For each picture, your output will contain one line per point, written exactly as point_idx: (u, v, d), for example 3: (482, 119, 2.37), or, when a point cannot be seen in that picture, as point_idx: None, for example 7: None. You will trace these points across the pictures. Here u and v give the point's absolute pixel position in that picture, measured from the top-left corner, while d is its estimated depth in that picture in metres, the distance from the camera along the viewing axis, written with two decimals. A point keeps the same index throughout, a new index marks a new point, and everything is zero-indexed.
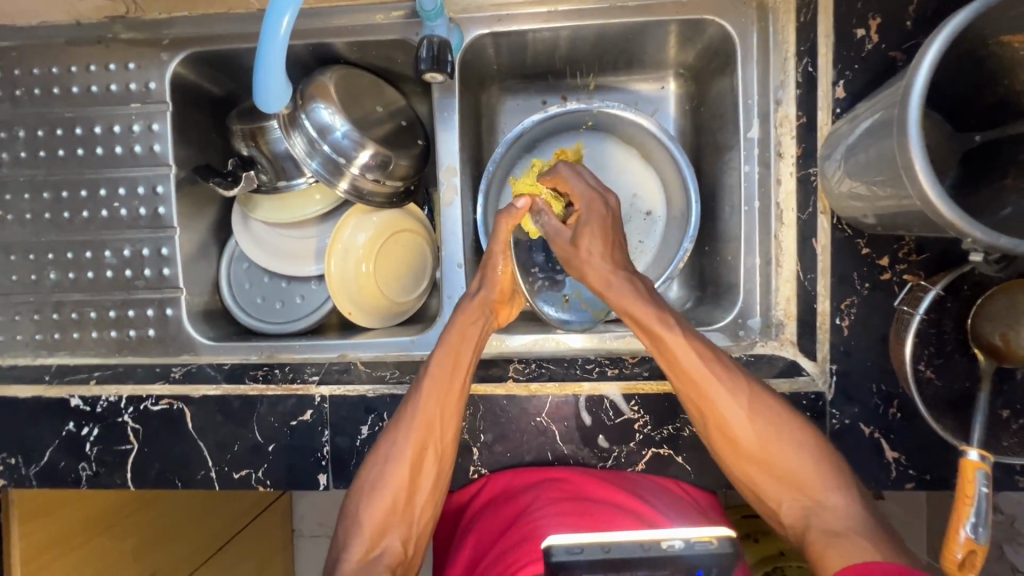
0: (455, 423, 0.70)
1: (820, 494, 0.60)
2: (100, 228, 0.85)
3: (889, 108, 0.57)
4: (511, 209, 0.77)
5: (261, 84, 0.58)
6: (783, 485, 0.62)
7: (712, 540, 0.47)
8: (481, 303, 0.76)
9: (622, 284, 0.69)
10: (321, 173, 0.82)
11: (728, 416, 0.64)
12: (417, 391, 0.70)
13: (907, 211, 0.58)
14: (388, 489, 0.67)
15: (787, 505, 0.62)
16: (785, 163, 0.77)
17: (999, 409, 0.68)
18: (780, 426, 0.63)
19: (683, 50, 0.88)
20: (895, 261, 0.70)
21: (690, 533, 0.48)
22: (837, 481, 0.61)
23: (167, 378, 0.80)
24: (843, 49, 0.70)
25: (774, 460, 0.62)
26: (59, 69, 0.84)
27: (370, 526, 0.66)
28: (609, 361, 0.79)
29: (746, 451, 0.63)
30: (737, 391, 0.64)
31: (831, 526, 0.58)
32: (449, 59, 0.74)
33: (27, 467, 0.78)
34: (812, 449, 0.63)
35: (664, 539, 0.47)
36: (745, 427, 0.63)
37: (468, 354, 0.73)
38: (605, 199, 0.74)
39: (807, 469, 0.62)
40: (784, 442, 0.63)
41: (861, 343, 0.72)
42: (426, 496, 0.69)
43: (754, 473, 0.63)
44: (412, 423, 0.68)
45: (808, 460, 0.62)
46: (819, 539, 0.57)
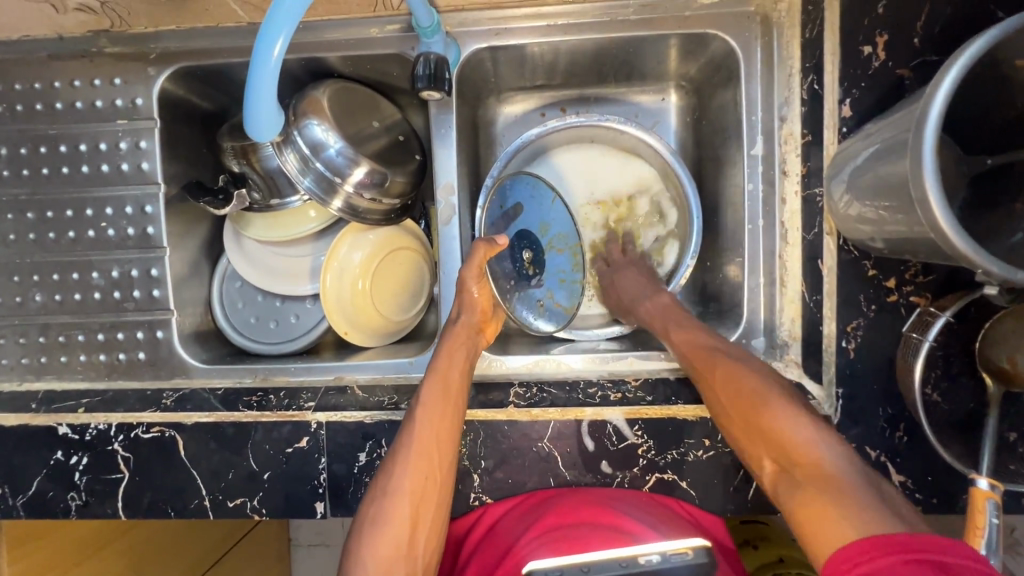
0: (452, 451, 0.68)
1: (801, 451, 0.55)
2: (87, 249, 0.83)
3: (900, 133, 0.56)
4: (490, 241, 0.75)
5: (252, 109, 0.55)
6: (768, 446, 0.58)
7: (688, 551, 0.59)
8: (466, 327, 0.76)
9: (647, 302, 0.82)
10: (315, 191, 0.79)
11: (726, 378, 0.65)
12: (410, 425, 0.68)
13: (918, 238, 0.57)
14: (391, 527, 0.64)
15: (773, 466, 0.58)
16: (789, 181, 0.76)
17: (1006, 431, 0.67)
18: (768, 389, 0.62)
19: (684, 63, 0.86)
20: (902, 284, 0.69)
21: (667, 546, 0.60)
22: (825, 438, 0.56)
23: (158, 404, 0.77)
24: (849, 67, 0.67)
25: (758, 421, 0.60)
26: (42, 85, 0.81)
27: (374, 567, 0.62)
28: (611, 384, 0.77)
29: (735, 411, 0.63)
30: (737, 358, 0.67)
31: (808, 481, 0.53)
32: (447, 76, 0.72)
33: (14, 497, 0.76)
34: (799, 412, 0.58)
35: (643, 554, 0.59)
36: (731, 390, 0.64)
37: (457, 377, 0.72)
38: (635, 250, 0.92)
39: (789, 428, 0.57)
40: (771, 402, 0.60)
41: (868, 366, 0.71)
42: (429, 529, 0.66)
43: (745, 436, 0.61)
44: (408, 455, 0.66)
45: (793, 419, 0.58)
46: (799, 498, 0.53)
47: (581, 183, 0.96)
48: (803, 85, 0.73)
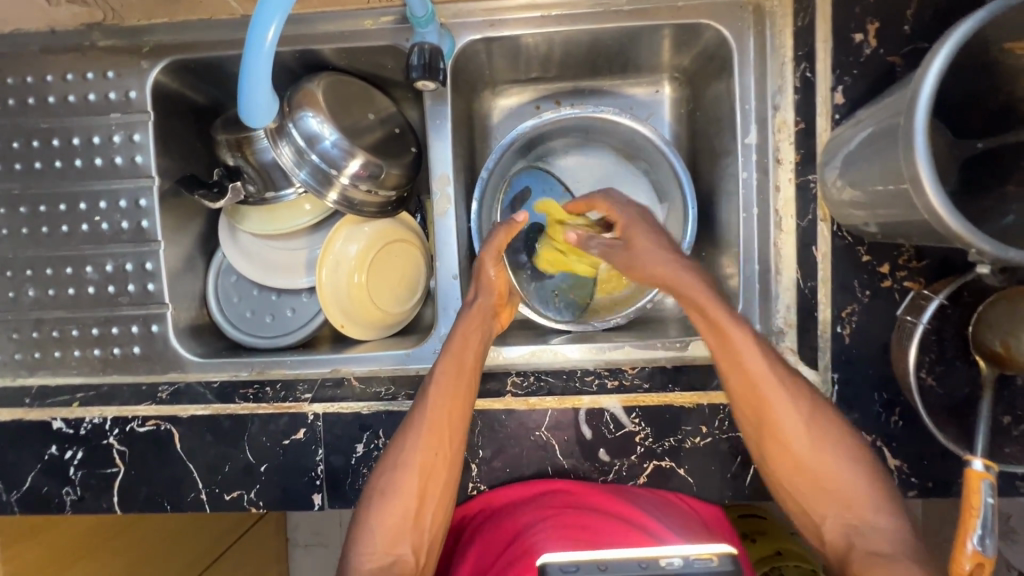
0: (463, 430, 0.69)
1: (869, 516, 0.59)
2: (81, 243, 0.82)
3: (892, 117, 0.56)
4: (509, 222, 0.78)
5: (246, 96, 0.55)
6: (831, 502, 0.61)
7: (712, 558, 0.46)
8: (480, 309, 0.75)
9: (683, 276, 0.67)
10: (311, 183, 0.80)
11: (789, 423, 0.63)
12: (422, 401, 0.68)
13: (910, 221, 0.58)
14: (398, 498, 0.65)
15: (832, 522, 0.61)
16: (783, 168, 0.76)
17: (999, 415, 0.68)
18: (838, 442, 0.63)
19: (678, 54, 0.86)
20: (895, 269, 0.70)
21: (687, 550, 0.47)
22: (888, 503, 0.60)
23: (154, 398, 0.77)
24: (841, 55, 0.69)
25: (825, 477, 0.62)
26: (34, 78, 0.81)
27: (383, 536, 0.64)
28: (608, 372, 0.75)
29: (799, 463, 0.63)
30: (798, 401, 0.63)
31: (877, 548, 0.57)
32: (441, 66, 0.72)
33: (8, 493, 0.75)
34: (868, 473, 0.61)
35: (662, 556, 0.46)
36: (799, 439, 0.62)
37: (471, 360, 0.71)
38: (648, 217, 0.75)
39: (858, 489, 0.61)
40: (838, 459, 0.62)
41: (863, 351, 0.71)
42: (437, 505, 0.67)
43: (803, 487, 0.62)
44: (419, 431, 0.67)
45: (862, 482, 0.61)
46: (862, 560, 0.56)
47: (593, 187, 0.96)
48: (795, 74, 0.73)
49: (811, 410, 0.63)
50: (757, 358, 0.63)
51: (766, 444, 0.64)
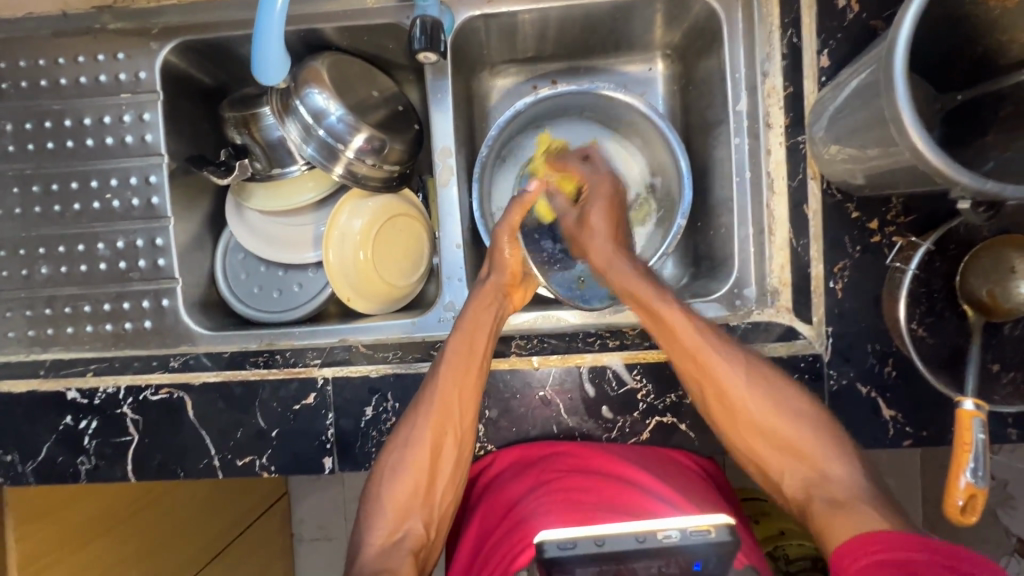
0: (473, 409, 0.70)
1: (822, 465, 0.63)
2: (93, 220, 0.84)
3: (873, 70, 0.59)
4: (522, 197, 0.81)
5: (260, 52, 0.59)
6: (785, 456, 0.65)
7: (710, 529, 0.48)
8: (492, 288, 0.77)
9: (619, 266, 0.74)
10: (317, 158, 0.82)
11: (731, 387, 0.66)
12: (433, 381, 0.70)
13: (895, 168, 0.60)
14: (409, 473, 0.68)
15: (791, 477, 0.64)
16: (773, 133, 0.78)
17: (989, 362, 0.70)
18: (781, 399, 0.67)
19: (669, 30, 0.90)
20: (884, 224, 0.72)
21: (686, 522, 0.49)
22: (838, 449, 0.64)
23: (166, 367, 0.79)
24: (826, 19, 0.73)
25: (775, 433, 0.65)
26: (46, 61, 0.83)
27: (392, 509, 0.67)
28: (609, 333, 0.79)
29: (752, 426, 0.66)
30: (736, 364, 0.67)
31: (834, 495, 0.60)
32: (442, 38, 0.75)
33: (24, 464, 0.77)
34: (814, 423, 0.65)
35: (661, 529, 0.48)
36: (744, 402, 0.66)
37: (483, 339, 0.72)
38: (610, 182, 0.84)
39: (808, 442, 0.64)
40: (785, 417, 0.66)
41: (855, 305, 0.74)
42: (448, 477, 0.69)
43: (758, 445, 0.66)
44: (430, 412, 0.68)
45: (810, 434, 0.65)
46: (821, 506, 0.60)
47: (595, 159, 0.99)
48: (782, 40, 0.76)
49: (748, 373, 0.67)
50: (688, 329, 0.68)
51: (717, 412, 0.68)
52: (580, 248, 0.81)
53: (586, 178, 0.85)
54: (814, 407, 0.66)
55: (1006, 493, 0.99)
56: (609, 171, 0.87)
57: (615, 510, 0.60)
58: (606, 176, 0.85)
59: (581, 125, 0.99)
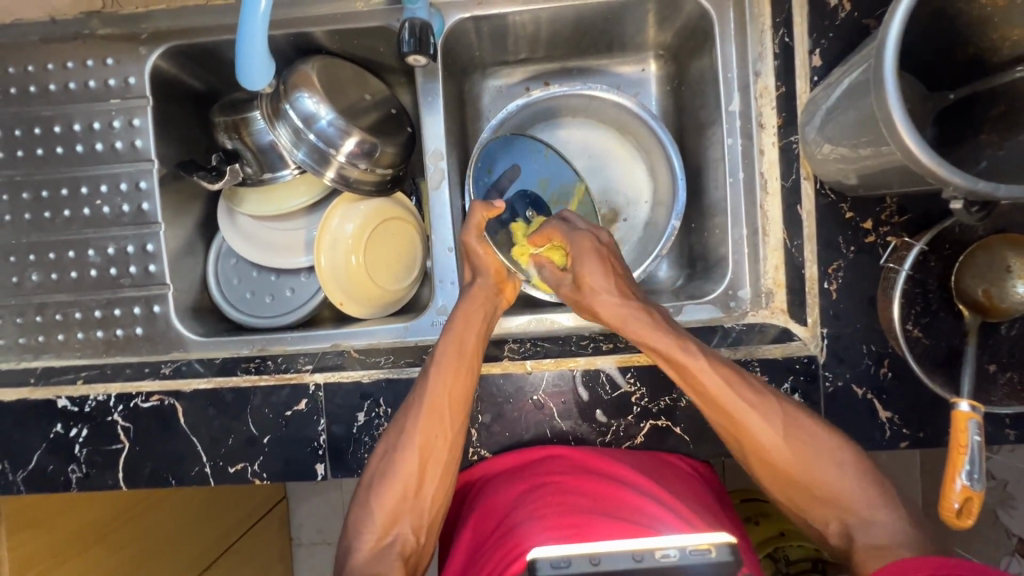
0: (462, 413, 0.69)
1: (864, 513, 0.63)
2: (83, 227, 0.84)
3: (864, 70, 0.58)
4: (488, 203, 0.75)
5: (244, 58, 0.58)
6: (826, 506, 0.64)
7: (711, 549, 0.47)
8: (481, 291, 0.75)
9: (635, 319, 0.69)
10: (308, 162, 0.82)
11: (765, 438, 0.65)
12: (421, 385, 0.69)
13: (888, 168, 0.60)
14: (398, 478, 0.67)
15: (834, 525, 0.64)
16: (766, 133, 0.78)
17: (986, 363, 0.69)
18: (822, 449, 0.65)
19: (661, 30, 0.89)
20: (878, 224, 0.72)
21: (687, 542, 0.49)
22: (879, 494, 0.63)
23: (157, 374, 0.78)
24: (818, 18, 0.72)
25: (819, 486, 0.64)
26: (35, 67, 0.83)
27: (381, 514, 0.66)
28: (603, 336, 0.79)
29: (794, 477, 0.65)
30: (769, 415, 0.66)
31: (875, 540, 0.61)
32: (432, 41, 0.74)
33: (14, 473, 0.76)
34: (857, 470, 0.64)
35: (659, 548, 0.48)
36: (781, 454, 0.65)
37: (473, 342, 0.71)
38: (597, 236, 0.74)
39: (850, 492, 0.64)
40: (826, 466, 0.64)
41: (850, 306, 0.73)
42: (438, 482, 0.68)
43: (799, 495, 0.65)
44: (419, 414, 0.68)
45: (853, 483, 0.64)
46: (865, 553, 0.60)
47: (589, 158, 0.99)
48: (774, 40, 0.75)
49: (783, 423, 0.65)
50: (719, 383, 0.65)
51: (756, 465, 0.67)
52: (586, 312, 0.72)
53: (564, 238, 0.74)
54: (854, 448, 0.65)
55: (1005, 493, 0.98)
56: (591, 224, 0.77)
57: (602, 512, 0.59)
58: (586, 231, 0.74)
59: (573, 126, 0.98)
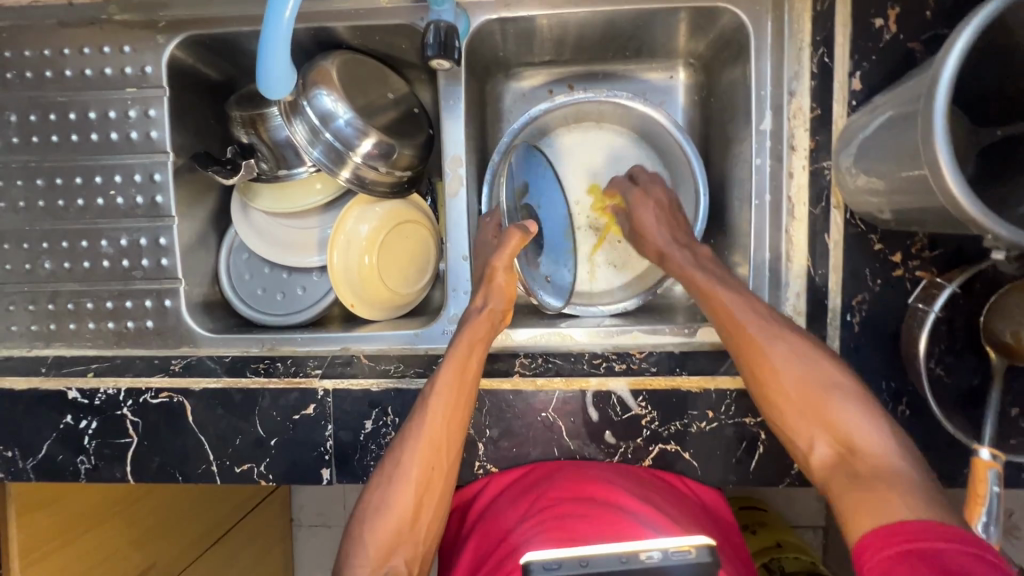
0: (460, 438, 0.69)
1: (863, 442, 0.59)
2: (96, 217, 0.83)
3: (910, 103, 0.56)
4: (523, 228, 0.74)
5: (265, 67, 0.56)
6: (820, 428, 0.61)
7: (691, 549, 0.48)
8: (488, 317, 0.74)
9: (676, 257, 0.78)
10: (324, 162, 0.80)
11: (759, 340, 0.66)
12: (421, 414, 0.68)
13: (925, 206, 0.57)
14: (394, 508, 0.65)
15: (821, 450, 0.61)
16: (797, 156, 0.74)
17: (1007, 406, 0.67)
18: (818, 372, 0.63)
19: (694, 39, 0.86)
20: (908, 257, 0.69)
21: (670, 543, 0.49)
22: (879, 422, 0.59)
23: (167, 371, 0.78)
24: (861, 39, 0.69)
25: (809, 401, 0.62)
26: (52, 51, 0.81)
27: (377, 546, 0.64)
28: (616, 355, 0.77)
29: (799, 399, 0.63)
30: (763, 317, 0.67)
31: (862, 470, 0.57)
32: (456, 45, 0.72)
33: (24, 460, 0.77)
34: (863, 413, 0.60)
35: (643, 549, 0.48)
36: (787, 380, 0.64)
37: (473, 368, 0.70)
38: (649, 189, 0.85)
39: (842, 418, 0.60)
40: (814, 382, 0.63)
41: (872, 340, 0.71)
42: (433, 512, 0.67)
43: (797, 416, 0.63)
44: (419, 443, 0.67)
45: (849, 411, 0.60)
46: (851, 486, 0.56)
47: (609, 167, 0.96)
48: (811, 59, 0.72)
49: (777, 330, 0.66)
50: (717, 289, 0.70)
51: (758, 385, 0.66)
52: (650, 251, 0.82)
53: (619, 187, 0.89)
54: (855, 383, 0.63)
55: (1012, 523, 0.97)
56: (659, 180, 0.87)
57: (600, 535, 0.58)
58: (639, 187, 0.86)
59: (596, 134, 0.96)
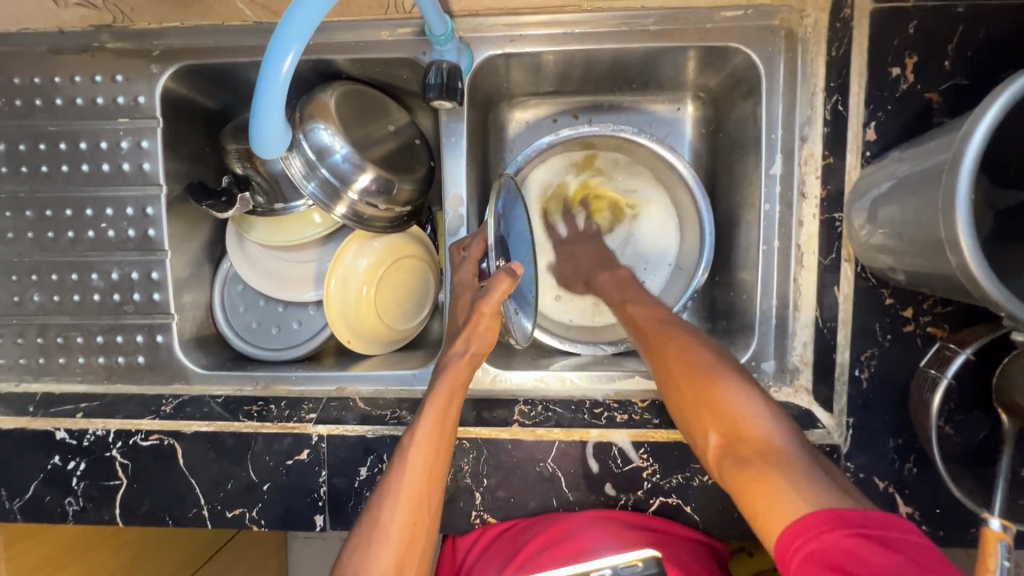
0: (440, 488, 0.66)
1: (748, 424, 0.55)
2: (86, 250, 0.81)
3: (928, 167, 0.54)
4: (508, 276, 0.65)
5: (259, 112, 0.53)
6: (716, 423, 0.57)
7: (638, 562, 0.59)
8: (469, 360, 0.70)
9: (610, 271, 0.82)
10: (318, 197, 0.77)
11: (661, 340, 0.67)
12: (399, 469, 0.65)
13: (941, 274, 0.55)
14: (376, 570, 0.61)
15: (714, 439, 0.57)
16: (808, 204, 0.73)
17: (1018, 468, 0.66)
18: (715, 369, 0.61)
19: (703, 74, 0.84)
20: (919, 313, 0.68)
21: (619, 559, 0.60)
22: (774, 412, 0.56)
23: (157, 411, 0.76)
24: (875, 88, 0.67)
25: (703, 393, 0.59)
26: (42, 79, 0.79)
27: None
28: (618, 405, 0.75)
29: (691, 383, 0.60)
30: (668, 325, 0.69)
31: (755, 461, 0.52)
32: (459, 86, 0.70)
33: (11, 501, 0.75)
34: (764, 409, 0.56)
35: (595, 569, 0.60)
36: (682, 366, 0.62)
37: (453, 413, 0.68)
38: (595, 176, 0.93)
39: (736, 410, 0.56)
40: (709, 375, 0.60)
41: (880, 396, 0.69)
42: (418, 571, 0.64)
43: (687, 404, 0.60)
44: (399, 495, 0.64)
45: (743, 403, 0.57)
46: (746, 484, 0.51)
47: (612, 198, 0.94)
48: (825, 105, 0.70)
49: (679, 331, 0.67)
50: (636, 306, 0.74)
51: (661, 375, 0.64)
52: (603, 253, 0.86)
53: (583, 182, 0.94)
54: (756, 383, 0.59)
55: None
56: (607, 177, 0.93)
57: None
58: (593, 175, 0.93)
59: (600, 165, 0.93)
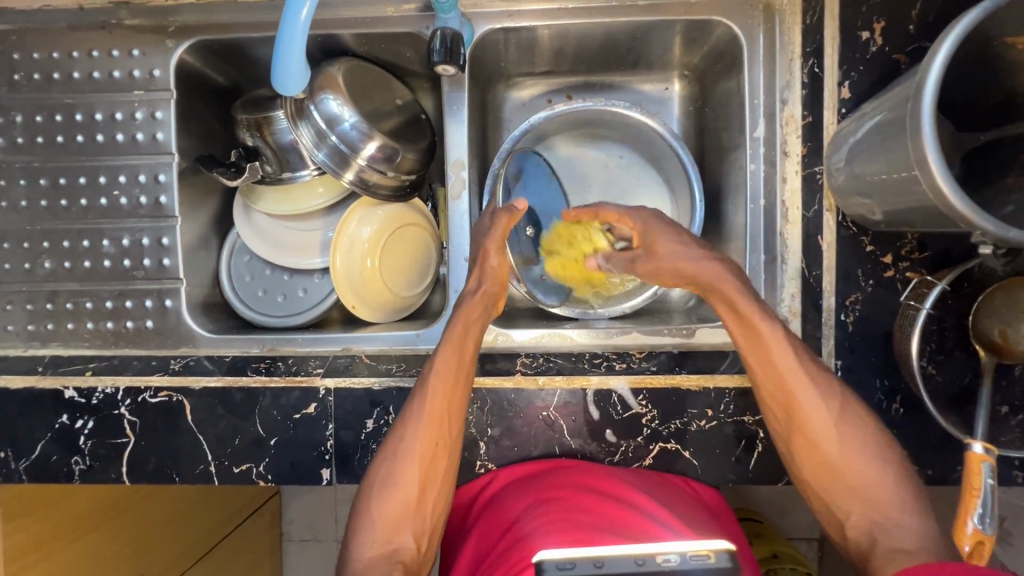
0: (460, 413, 0.68)
1: (887, 502, 0.60)
2: (99, 217, 0.83)
3: (897, 108, 0.58)
4: (510, 208, 0.74)
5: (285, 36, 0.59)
6: (854, 496, 0.61)
7: (710, 555, 0.51)
8: (484, 295, 0.73)
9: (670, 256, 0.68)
10: (328, 164, 0.81)
11: (801, 390, 0.63)
12: (421, 393, 0.67)
13: (916, 206, 0.59)
14: (398, 488, 0.65)
15: (856, 516, 0.61)
16: (790, 161, 0.77)
17: (998, 404, 0.69)
18: (856, 431, 0.63)
19: (688, 51, 0.89)
20: (898, 259, 0.72)
21: (687, 547, 0.52)
22: (912, 494, 0.60)
23: (166, 369, 0.78)
24: (848, 50, 0.73)
25: (842, 466, 0.62)
26: (60, 54, 0.82)
27: (383, 524, 0.64)
28: (616, 355, 0.78)
29: (828, 466, 0.63)
30: (815, 376, 0.64)
31: (900, 545, 0.57)
32: (462, 51, 0.74)
33: (17, 461, 0.76)
34: (897, 478, 0.61)
35: (660, 553, 0.51)
36: (825, 431, 0.63)
37: (471, 348, 0.70)
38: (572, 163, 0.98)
39: (876, 484, 0.61)
40: (852, 442, 0.62)
41: (865, 339, 0.73)
42: (439, 490, 0.66)
43: (824, 470, 0.63)
44: (421, 418, 0.66)
45: (881, 476, 0.61)
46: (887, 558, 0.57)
47: (602, 173, 0.98)
48: (802, 69, 0.75)
49: (819, 381, 0.64)
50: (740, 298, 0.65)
51: (795, 434, 0.64)
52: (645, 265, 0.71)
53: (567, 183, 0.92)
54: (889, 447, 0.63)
55: (1002, 529, 0.98)
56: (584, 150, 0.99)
57: (614, 531, 0.60)
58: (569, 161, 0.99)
59: (588, 140, 0.98)
